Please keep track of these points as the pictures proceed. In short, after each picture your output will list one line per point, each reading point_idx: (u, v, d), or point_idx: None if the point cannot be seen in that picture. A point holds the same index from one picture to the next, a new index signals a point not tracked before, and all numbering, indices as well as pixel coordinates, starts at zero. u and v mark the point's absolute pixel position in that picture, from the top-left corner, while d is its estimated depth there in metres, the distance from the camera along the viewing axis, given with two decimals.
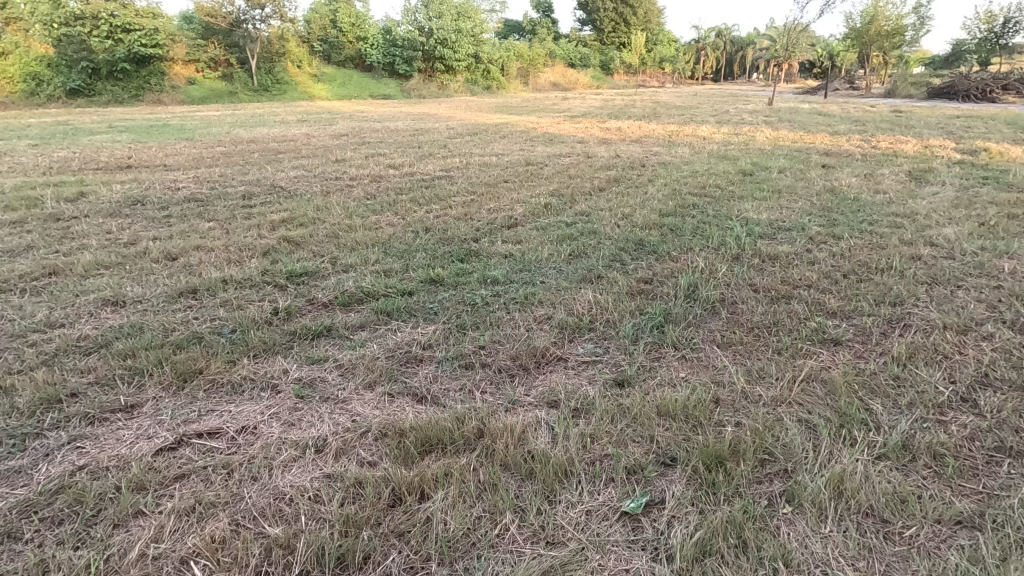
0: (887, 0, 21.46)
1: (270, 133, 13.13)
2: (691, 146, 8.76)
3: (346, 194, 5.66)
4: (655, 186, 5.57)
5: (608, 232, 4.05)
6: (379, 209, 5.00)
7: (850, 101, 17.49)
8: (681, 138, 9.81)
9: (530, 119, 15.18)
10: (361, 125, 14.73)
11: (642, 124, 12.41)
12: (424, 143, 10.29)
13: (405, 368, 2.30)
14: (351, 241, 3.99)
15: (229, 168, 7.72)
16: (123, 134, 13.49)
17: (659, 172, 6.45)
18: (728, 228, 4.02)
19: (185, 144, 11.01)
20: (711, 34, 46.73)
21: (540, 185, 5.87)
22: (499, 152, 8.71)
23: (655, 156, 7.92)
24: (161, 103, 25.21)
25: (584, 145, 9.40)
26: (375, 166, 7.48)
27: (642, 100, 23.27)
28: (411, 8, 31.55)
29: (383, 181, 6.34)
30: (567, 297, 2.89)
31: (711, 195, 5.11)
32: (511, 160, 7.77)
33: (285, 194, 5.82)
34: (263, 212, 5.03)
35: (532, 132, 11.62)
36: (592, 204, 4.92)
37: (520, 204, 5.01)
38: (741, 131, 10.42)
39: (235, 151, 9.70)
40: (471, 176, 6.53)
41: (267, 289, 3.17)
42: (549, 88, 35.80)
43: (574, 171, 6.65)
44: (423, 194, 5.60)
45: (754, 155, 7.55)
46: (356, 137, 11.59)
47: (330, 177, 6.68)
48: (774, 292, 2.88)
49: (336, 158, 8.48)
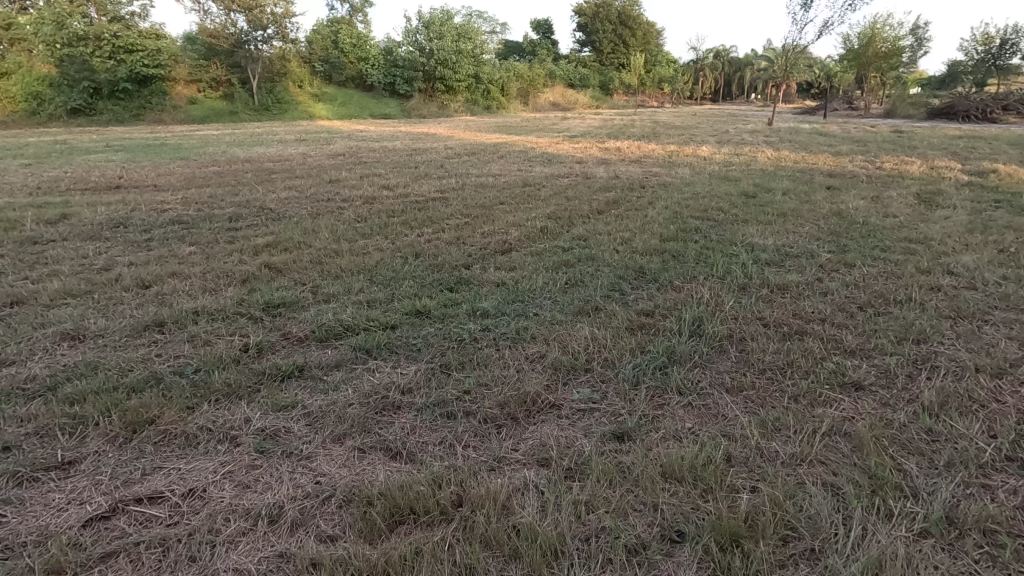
0: (884, 22, 21.62)
1: (267, 152, 13.03)
2: (691, 167, 8.61)
3: (336, 216, 5.48)
4: (655, 208, 5.39)
5: (606, 258, 3.85)
6: (368, 233, 4.80)
7: (850, 121, 17.46)
8: (681, 159, 9.67)
9: (528, 139, 15.09)
10: (359, 144, 14.65)
11: (642, 143, 12.30)
12: (420, 163, 10.16)
13: (381, 417, 2.07)
14: (336, 268, 3.79)
15: (219, 188, 7.56)
16: (119, 153, 13.40)
17: (659, 194, 6.28)
18: (732, 255, 3.82)
19: (179, 163, 10.87)
20: (709, 56, 47.22)
21: (536, 207, 5.69)
22: (496, 172, 8.55)
23: (655, 176, 7.77)
24: (161, 123, 25.28)
25: (583, 165, 9.25)
26: (368, 187, 7.32)
27: (641, 120, 23.30)
28: (412, 29, 31.84)
29: (375, 203, 6.16)
30: (561, 333, 2.67)
31: (713, 218, 4.92)
32: (508, 181, 7.61)
33: (273, 216, 5.63)
34: (248, 235, 4.84)
35: (530, 152, 11.51)
36: (590, 227, 4.73)
37: (516, 228, 4.82)
38: (742, 151, 10.30)
39: (228, 171, 9.55)
40: (466, 197, 6.36)
41: (239, 322, 2.95)
42: (548, 108, 36.00)
43: (572, 192, 6.48)
44: (416, 216, 5.41)
45: (756, 176, 7.39)
46: (352, 157, 11.47)
47: (322, 199, 6.51)
48: (785, 327, 2.66)
49: (330, 178, 8.32)
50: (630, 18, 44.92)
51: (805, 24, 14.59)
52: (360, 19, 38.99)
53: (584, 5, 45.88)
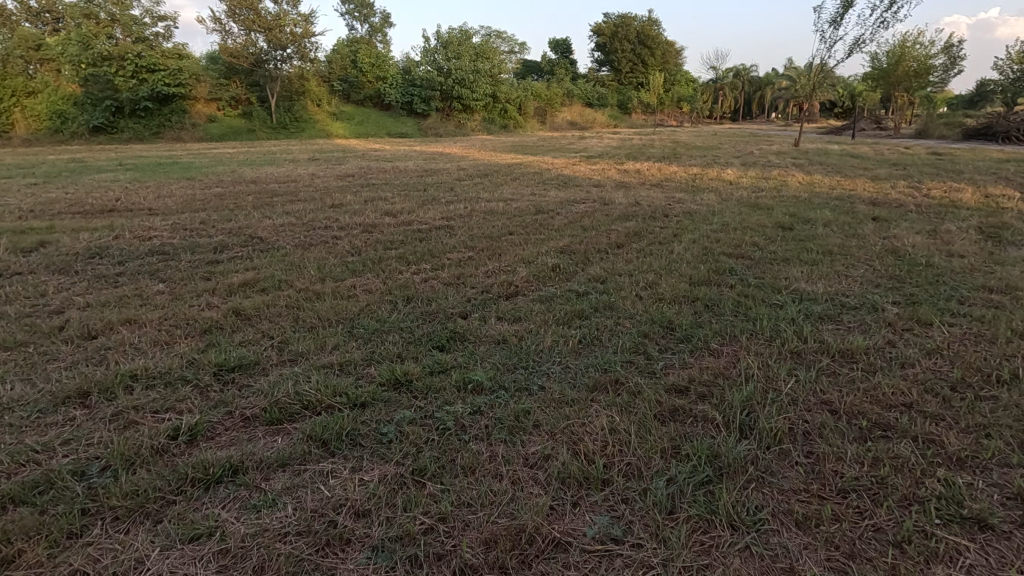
0: (915, 41, 20.97)
1: (277, 172, 12.77)
2: (717, 193, 8.04)
3: (329, 248, 5.00)
4: (682, 243, 4.82)
5: (628, 307, 3.29)
6: (361, 269, 4.31)
7: (881, 142, 16.78)
8: (706, 183, 9.09)
9: (544, 159, 14.64)
10: (370, 164, 14.34)
11: (663, 165, 11.76)
12: (430, 185, 9.73)
13: (322, 560, 1.51)
14: (314, 316, 3.29)
15: (215, 213, 7.17)
16: (127, 173, 13.22)
17: (684, 224, 5.72)
18: (777, 306, 3.24)
19: (183, 184, 10.57)
20: (729, 75, 46.84)
21: (549, 239, 5.18)
22: (508, 197, 8.06)
23: (679, 203, 7.21)
24: (180, 141, 25.54)
25: (600, 189, 8.73)
26: (370, 213, 6.86)
27: (660, 140, 22.88)
28: (430, 49, 31.95)
29: (374, 233, 5.69)
30: (572, 420, 2.10)
31: (749, 256, 4.34)
32: (520, 207, 7.12)
33: (261, 246, 5.18)
34: (227, 271, 4.37)
35: (545, 174, 11.04)
36: (609, 266, 4.18)
37: (525, 265, 4.30)
38: (771, 174, 9.70)
39: (230, 192, 9.22)
40: (473, 226, 5.87)
41: (181, 390, 2.43)
42: (566, 126, 35.84)
43: (588, 222, 5.95)
44: (416, 249, 4.91)
45: (790, 204, 6.81)
46: (361, 178, 11.11)
47: (318, 227, 6.06)
48: (862, 419, 2.06)
49: (332, 202, 7.91)
50: (649, 38, 44.73)
51: (834, 42, 14.04)
52: (379, 39, 39.33)
53: (602, 24, 45.82)
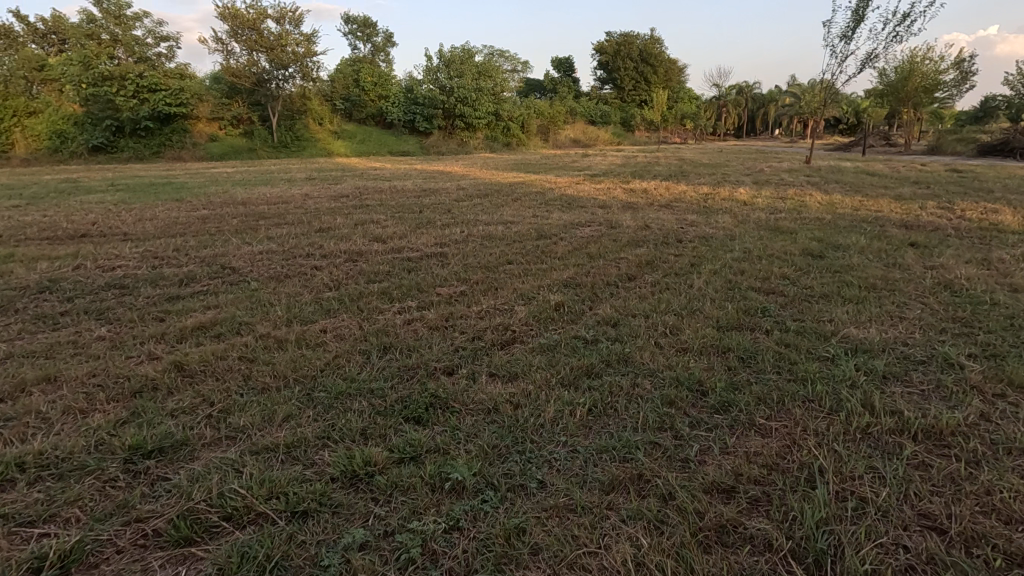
0: (924, 56, 20.57)
1: (269, 192, 12.34)
2: (732, 214, 7.52)
3: (306, 282, 4.47)
4: (701, 273, 4.30)
5: (648, 362, 2.74)
6: (337, 308, 3.77)
7: (895, 159, 16.29)
8: (719, 203, 8.57)
9: (546, 178, 14.20)
10: (368, 184, 13.91)
11: (671, 184, 11.28)
12: (426, 206, 9.25)
13: None
14: (272, 372, 2.75)
15: (193, 239, 6.68)
16: (116, 193, 12.82)
17: (701, 252, 5.20)
18: (827, 361, 2.68)
19: (169, 206, 10.11)
20: (732, 92, 46.74)
21: (552, 270, 4.65)
22: (508, 219, 7.56)
23: (692, 226, 6.70)
24: (179, 160, 25.30)
25: (606, 211, 8.23)
26: (359, 238, 6.34)
27: (665, 157, 22.47)
28: (432, 68, 31.82)
29: (360, 262, 5.17)
30: (583, 552, 1.53)
31: (779, 292, 3.80)
32: (520, 231, 6.61)
33: (232, 279, 4.65)
34: (185, 310, 3.82)
35: (547, 194, 10.56)
36: (620, 305, 3.63)
37: (524, 303, 3.76)
38: (786, 194, 9.19)
39: (215, 215, 8.75)
40: (468, 253, 5.36)
41: (72, 489, 1.86)
42: (569, 144, 35.63)
43: (594, 248, 5.43)
44: (403, 282, 4.38)
45: (813, 227, 6.27)
46: (356, 199, 10.65)
47: (300, 255, 5.55)
48: (986, 552, 1.49)
49: (321, 226, 7.41)
50: (651, 56, 44.72)
51: (846, 57, 13.62)
52: (382, 58, 39.35)
53: (605, 43, 45.88)
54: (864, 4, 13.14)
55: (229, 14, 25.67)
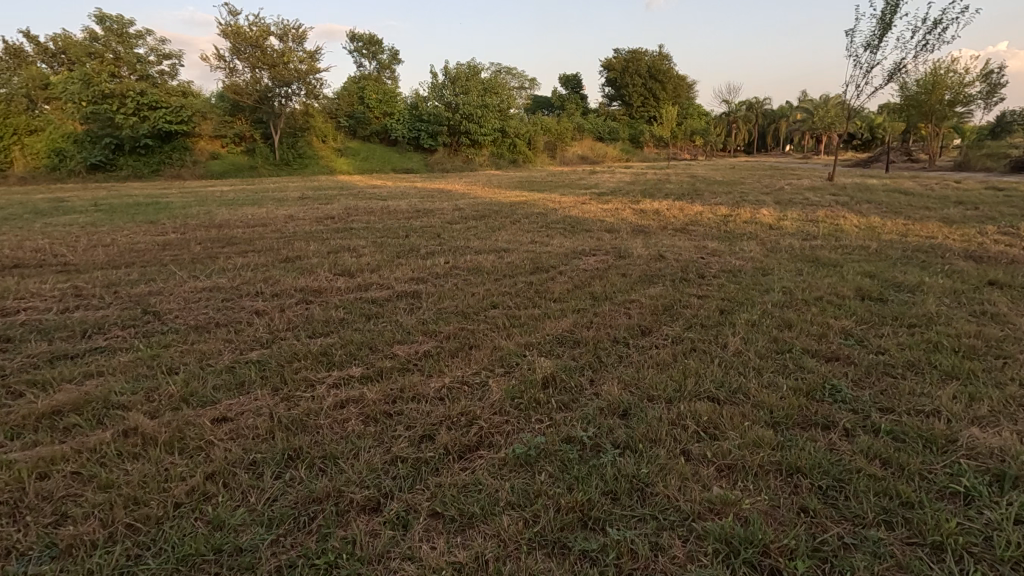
0: (949, 68, 19.60)
1: (254, 213, 11.55)
2: (759, 239, 6.57)
3: (234, 337, 3.54)
4: (736, 327, 3.36)
5: (677, 498, 1.77)
6: (254, 377, 2.84)
7: (925, 176, 15.28)
8: (742, 226, 7.61)
9: (551, 197, 13.31)
10: (361, 204, 13.08)
11: (685, 204, 10.34)
12: (414, 230, 8.37)
13: None
14: (102, 507, 1.81)
15: (137, 269, 5.80)
16: (92, 214, 12.06)
17: (733, 292, 4.24)
18: (960, 505, 1.71)
19: (137, 228, 9.30)
20: (742, 108, 46.00)
21: (545, 319, 3.72)
22: (502, 246, 6.64)
23: (714, 256, 5.76)
24: (178, 178, 24.76)
25: (614, 236, 7.31)
26: (324, 271, 5.43)
27: (677, 174, 21.62)
28: (438, 84, 31.26)
29: (315, 304, 4.25)
30: None
31: (847, 359, 2.83)
32: (513, 261, 5.71)
33: (146, 328, 3.75)
34: (55, 379, 2.90)
35: (551, 215, 9.67)
36: (632, 381, 2.67)
37: (503, 376, 2.81)
38: (816, 216, 8.21)
39: (181, 239, 7.93)
40: (447, 293, 4.44)
41: None
42: (577, 160, 34.90)
43: (598, 287, 4.50)
44: (356, 337, 3.46)
45: (860, 258, 5.30)
46: (342, 221, 9.81)
47: (247, 294, 4.65)
48: None
49: (288, 254, 6.52)
50: (660, 72, 44.07)
51: (873, 68, 12.69)
52: (387, 75, 38.96)
53: (613, 59, 45.44)
54: (891, 10, 12.24)
55: (231, 31, 25.22)
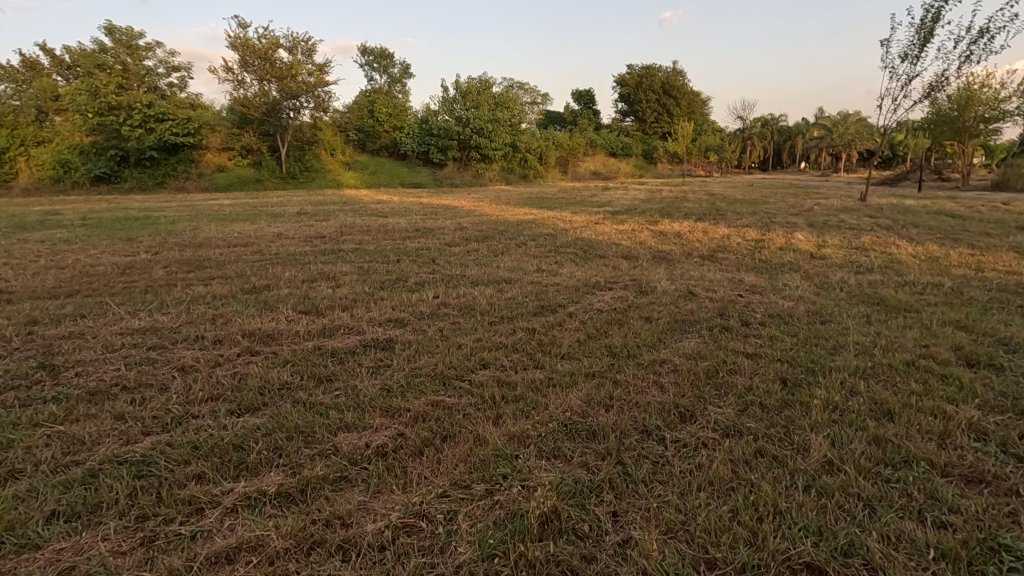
0: (984, 83, 18.57)
1: (243, 230, 10.78)
2: (803, 271, 5.65)
3: (131, 410, 2.65)
4: (814, 413, 2.42)
5: None
6: (117, 493, 1.95)
7: (964, 196, 14.24)
8: (778, 254, 6.67)
9: (562, 215, 12.46)
10: (358, 221, 12.29)
11: (709, 226, 9.43)
12: (407, 253, 7.52)
13: None
14: None
15: (75, 300, 4.97)
16: (73, 229, 11.36)
17: (793, 351, 3.31)
18: None
19: (108, 247, 8.50)
20: (758, 124, 45.17)
21: (549, 391, 2.80)
22: (504, 275, 5.76)
23: (754, 293, 4.83)
24: (183, 191, 24.20)
25: (631, 263, 6.41)
26: (287, 308, 4.56)
27: (694, 192, 20.68)
28: (448, 98, 30.67)
29: (257, 359, 3.36)
30: None
31: (998, 485, 1.89)
32: (514, 296, 4.82)
33: (29, 393, 2.87)
34: None
35: (561, 236, 8.79)
36: (675, 523, 1.74)
37: (482, 503, 1.90)
38: (861, 242, 7.26)
39: (148, 261, 7.10)
40: (426, 344, 3.54)
41: None
42: (589, 176, 34.08)
43: (617, 339, 3.58)
44: (293, 416, 2.56)
45: (935, 299, 4.35)
46: (332, 241, 8.98)
47: (182, 341, 3.77)
48: None
49: (256, 282, 5.67)
50: (674, 88, 43.34)
51: (911, 80, 11.71)
52: (397, 89, 38.56)
53: (626, 75, 44.87)
54: (933, 18, 11.30)
55: (240, 43, 24.83)
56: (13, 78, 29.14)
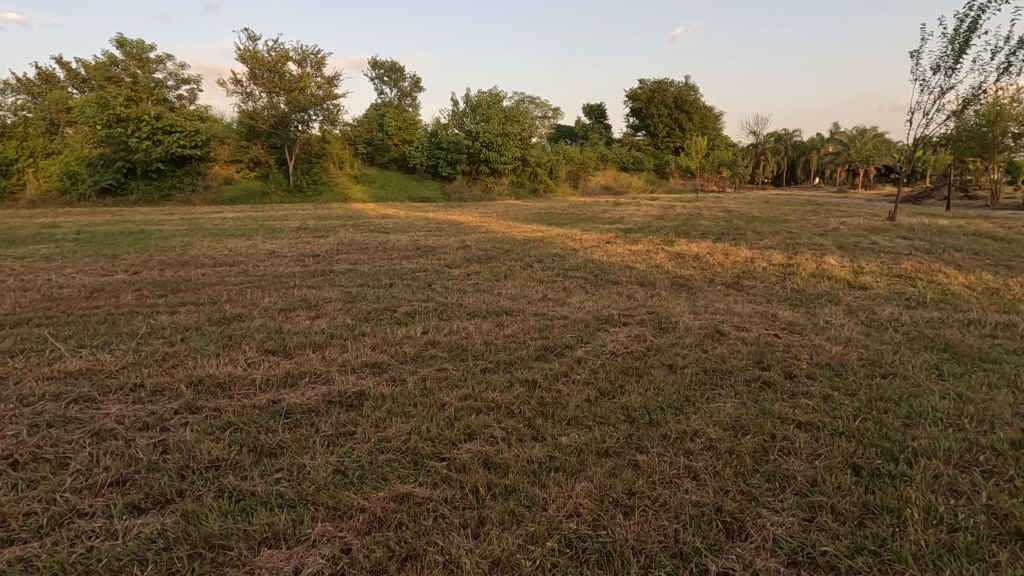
0: (1015, 98, 17.80)
1: (237, 246, 10.25)
2: (844, 305, 4.97)
3: (5, 501, 2.04)
4: (914, 533, 1.76)
5: None
6: None
7: (997, 216, 13.47)
8: (811, 282, 6.00)
9: (571, 233, 11.84)
10: (358, 237, 11.74)
11: (729, 247, 8.76)
12: (402, 276, 6.92)
13: None
14: None
15: (19, 331, 4.41)
16: (60, 244, 10.87)
17: (859, 420, 2.64)
18: None
19: (88, 265, 7.99)
20: (771, 140, 44.52)
21: (549, 482, 2.16)
22: (505, 305, 5.14)
23: (793, 333, 4.16)
24: (188, 204, 23.84)
25: (648, 291, 5.76)
26: (250, 346, 3.94)
27: (709, 208, 19.99)
28: (458, 112, 30.30)
29: (194, 421, 2.74)
30: None
31: None
32: (514, 332, 4.18)
33: None
34: None
35: (570, 257, 8.16)
36: None
37: None
38: (902, 269, 6.57)
39: (122, 283, 6.55)
40: (402, 401, 2.91)
41: None
42: (600, 191, 33.53)
43: (635, 398, 2.92)
44: (208, 519, 1.93)
45: (1014, 346, 3.66)
46: (325, 261, 8.40)
47: (114, 391, 3.15)
48: None
49: (229, 311, 5.08)
50: (686, 103, 42.81)
51: (944, 92, 11.00)
52: (407, 103, 38.39)
53: (638, 90, 44.47)
54: (968, 27, 10.62)
55: (249, 56, 24.61)
56: (28, 90, 29.25)
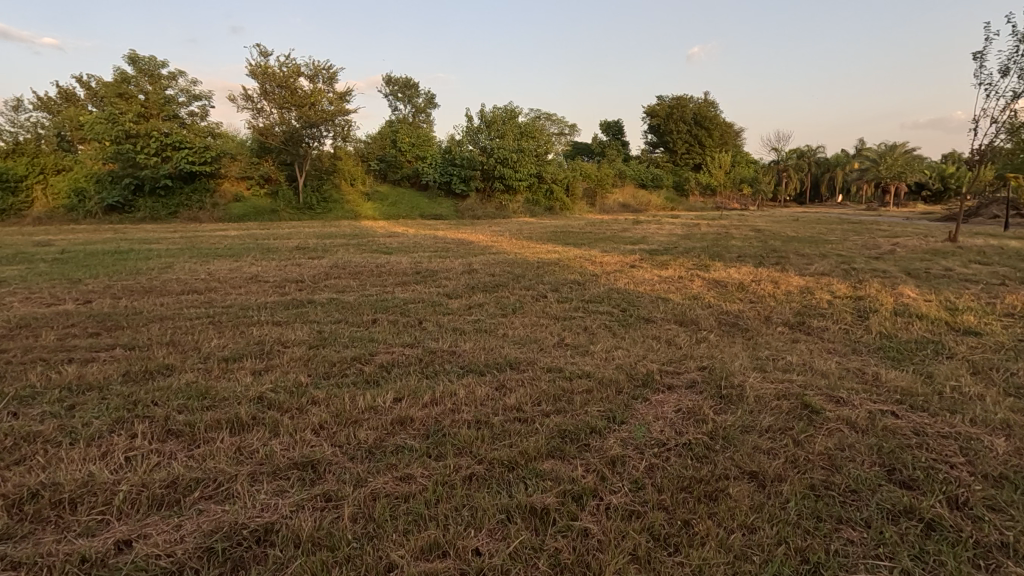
0: None
1: (221, 269, 9.22)
2: (963, 360, 3.72)
3: None
4: None
5: None
6: None
7: None
8: (899, 323, 4.73)
9: (590, 255, 10.67)
10: (356, 258, 10.69)
11: (776, 274, 7.51)
12: (389, 309, 5.79)
13: None
14: None
15: None
16: (34, 265, 9.95)
17: None
18: None
19: (41, 292, 6.99)
20: (795, 156, 43.15)
21: None
22: (509, 354, 3.97)
23: (917, 409, 2.91)
24: (195, 222, 23.09)
25: (692, 334, 4.55)
26: (147, 424, 2.81)
27: (738, 226, 18.71)
28: (473, 127, 29.43)
29: None
30: None
31: None
32: (517, 404, 2.99)
33: None
34: None
35: (591, 285, 6.97)
36: None
37: None
38: (1006, 305, 5.25)
39: (60, 317, 5.50)
40: (322, 556, 1.75)
41: None
42: (618, 209, 32.32)
43: (715, 557, 1.72)
44: None
45: None
46: (308, 288, 7.31)
47: None
48: None
49: (158, 359, 3.97)
50: (707, 119, 41.72)
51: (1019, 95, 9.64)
52: (422, 119, 37.81)
53: (657, 106, 43.50)
54: None
55: (260, 71, 24.02)
56: (46, 108, 29.13)
